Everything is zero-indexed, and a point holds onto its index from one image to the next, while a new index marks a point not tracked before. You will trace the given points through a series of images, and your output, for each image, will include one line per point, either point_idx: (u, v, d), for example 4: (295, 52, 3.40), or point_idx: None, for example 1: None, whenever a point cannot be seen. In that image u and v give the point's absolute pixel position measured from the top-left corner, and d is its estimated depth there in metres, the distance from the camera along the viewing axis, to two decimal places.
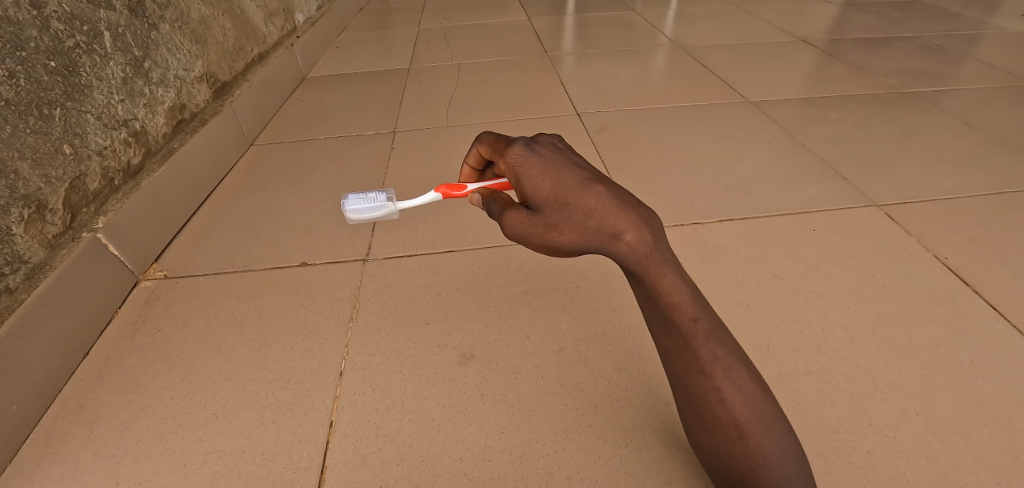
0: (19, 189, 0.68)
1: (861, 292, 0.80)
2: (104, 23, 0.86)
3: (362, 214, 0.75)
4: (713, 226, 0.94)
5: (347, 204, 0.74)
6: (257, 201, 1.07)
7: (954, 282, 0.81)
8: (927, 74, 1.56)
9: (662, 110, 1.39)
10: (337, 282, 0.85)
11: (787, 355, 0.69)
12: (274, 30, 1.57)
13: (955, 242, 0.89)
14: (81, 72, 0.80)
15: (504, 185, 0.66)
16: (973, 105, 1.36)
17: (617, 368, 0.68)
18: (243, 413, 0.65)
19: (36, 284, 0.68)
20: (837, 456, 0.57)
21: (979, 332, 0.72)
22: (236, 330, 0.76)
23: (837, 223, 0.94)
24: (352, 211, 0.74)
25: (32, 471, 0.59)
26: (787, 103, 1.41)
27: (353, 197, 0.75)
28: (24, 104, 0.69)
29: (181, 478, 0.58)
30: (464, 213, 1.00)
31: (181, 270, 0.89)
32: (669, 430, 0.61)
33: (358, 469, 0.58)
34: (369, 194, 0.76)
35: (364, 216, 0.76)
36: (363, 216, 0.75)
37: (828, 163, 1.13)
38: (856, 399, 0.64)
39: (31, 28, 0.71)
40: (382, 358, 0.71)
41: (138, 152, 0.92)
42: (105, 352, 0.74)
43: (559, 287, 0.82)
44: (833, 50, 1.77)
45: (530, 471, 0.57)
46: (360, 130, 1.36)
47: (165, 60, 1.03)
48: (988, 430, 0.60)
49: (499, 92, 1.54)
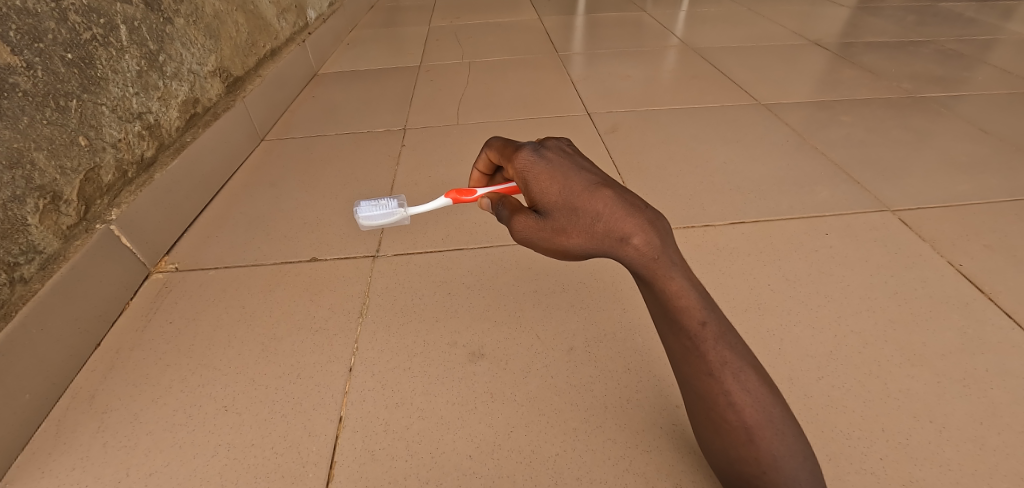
0: (35, 180, 0.68)
1: (874, 297, 0.79)
2: (120, 16, 0.87)
3: (375, 221, 0.75)
4: (724, 228, 0.94)
5: (359, 211, 0.74)
6: (268, 195, 1.08)
7: (968, 288, 0.80)
8: (941, 78, 1.54)
9: (673, 112, 1.38)
10: (347, 278, 0.85)
11: (799, 359, 0.69)
12: (286, 26, 1.57)
13: (969, 248, 0.88)
14: (97, 64, 0.80)
15: (512, 190, 0.65)
16: (988, 111, 1.34)
17: (627, 369, 0.68)
18: (252, 406, 0.65)
19: (50, 274, 0.68)
20: (849, 462, 0.57)
21: (993, 339, 0.71)
22: (246, 324, 0.77)
23: (849, 227, 0.93)
24: (364, 219, 0.74)
25: (44, 461, 0.60)
26: (799, 106, 1.40)
27: (364, 204, 0.75)
28: (41, 95, 0.70)
29: (190, 470, 0.58)
30: (474, 211, 1.00)
31: (192, 263, 0.89)
32: (679, 433, 0.61)
33: (366, 465, 0.58)
34: (381, 201, 0.76)
35: (376, 223, 0.76)
36: (375, 223, 0.75)
37: (840, 166, 1.12)
38: (868, 406, 0.63)
39: (49, 20, 0.72)
40: (391, 354, 0.71)
41: (151, 145, 0.92)
42: (117, 343, 0.74)
43: (568, 287, 0.81)
44: (846, 53, 1.76)
45: (539, 470, 0.57)
46: (370, 126, 1.36)
47: (179, 54, 1.03)
48: (1003, 439, 0.59)
49: (509, 91, 1.54)
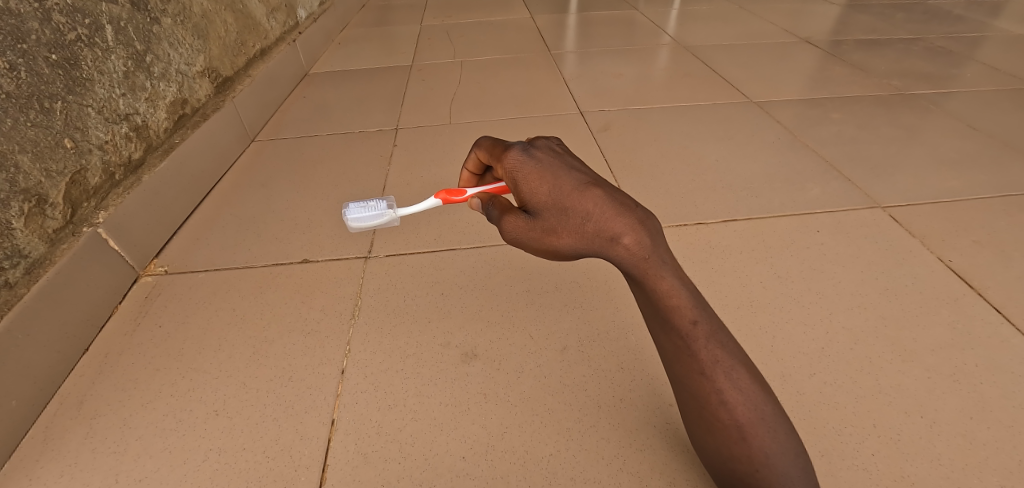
0: (19, 183, 0.67)
1: (865, 293, 0.79)
2: (106, 16, 0.85)
3: (364, 222, 0.74)
4: (716, 226, 0.94)
5: (347, 212, 0.73)
6: (258, 197, 1.07)
7: (958, 284, 0.81)
8: (930, 76, 1.55)
9: (666, 110, 1.39)
10: (339, 280, 0.84)
11: (791, 357, 0.69)
12: (276, 25, 1.56)
13: (959, 244, 0.89)
14: (82, 65, 0.79)
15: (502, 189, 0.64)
16: (976, 108, 1.35)
17: (620, 368, 0.68)
18: (244, 410, 0.64)
19: (36, 279, 0.67)
20: (841, 458, 0.57)
21: (982, 334, 0.72)
22: (237, 327, 0.76)
23: (840, 224, 0.94)
24: (353, 220, 0.73)
25: (31, 468, 0.59)
26: (791, 104, 1.40)
27: (353, 207, 0.74)
28: (24, 97, 0.69)
29: (181, 475, 0.57)
30: (466, 211, 1.00)
31: (182, 266, 0.89)
32: (672, 431, 0.61)
33: (359, 468, 0.58)
34: (370, 202, 0.75)
35: (365, 225, 0.75)
36: (364, 225, 0.75)
37: (831, 163, 1.13)
38: (860, 402, 0.63)
39: (33, 21, 0.71)
40: (384, 356, 0.71)
41: (138, 147, 0.91)
42: (106, 348, 0.73)
43: (561, 286, 0.81)
44: (836, 51, 1.77)
45: (533, 471, 0.57)
46: (362, 126, 1.35)
47: (166, 55, 1.02)
48: (992, 433, 0.60)
49: (501, 90, 1.54)
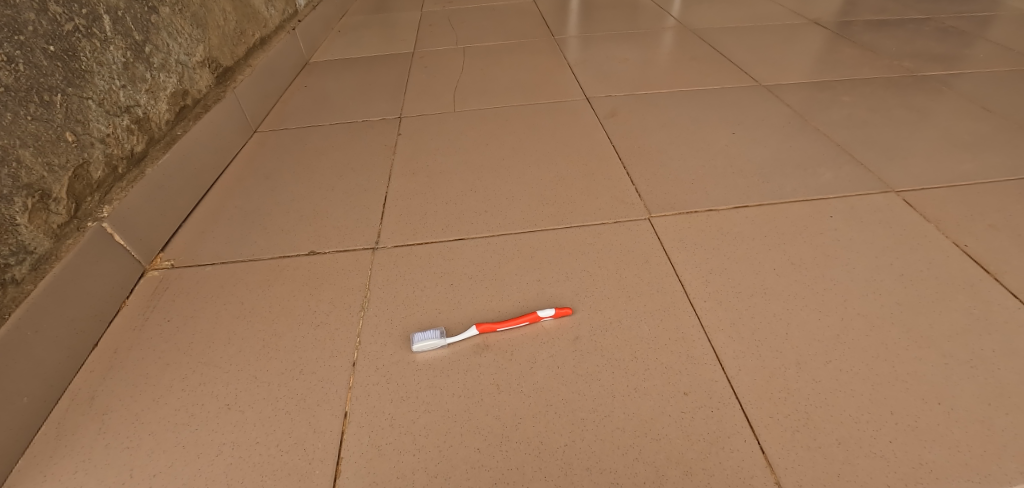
0: (22, 178, 0.66)
1: (879, 279, 0.78)
2: (103, 6, 0.83)
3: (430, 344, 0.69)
4: (727, 213, 0.93)
5: (417, 346, 0.69)
6: (263, 188, 1.06)
7: (974, 269, 0.79)
8: (942, 56, 1.52)
9: (673, 95, 1.36)
10: (347, 271, 0.84)
11: (806, 345, 0.68)
12: (275, 13, 1.53)
13: (975, 229, 0.87)
14: (81, 57, 0.78)
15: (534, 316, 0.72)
16: (990, 89, 1.33)
17: (634, 358, 0.67)
18: (256, 404, 0.64)
19: (42, 275, 0.67)
20: (858, 446, 0.57)
21: (1000, 319, 0.71)
22: (246, 320, 0.75)
23: (854, 209, 0.93)
24: (421, 344, 0.69)
25: (45, 464, 0.59)
26: (800, 87, 1.37)
27: (419, 341, 0.69)
28: (24, 90, 0.67)
29: (195, 470, 0.57)
30: (473, 201, 0.99)
31: (188, 259, 0.88)
32: (688, 421, 0.60)
33: (374, 460, 0.57)
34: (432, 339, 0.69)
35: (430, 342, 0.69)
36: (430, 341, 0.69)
37: (843, 147, 1.11)
38: (877, 388, 0.63)
39: (29, 11, 0.69)
40: (395, 348, 0.70)
41: (140, 140, 0.90)
42: (114, 344, 0.73)
43: (572, 276, 0.80)
44: (845, 31, 1.74)
45: (549, 461, 0.57)
46: (365, 115, 1.33)
47: (165, 44, 1.00)
48: (1011, 419, 0.59)
49: (505, 77, 1.51)
